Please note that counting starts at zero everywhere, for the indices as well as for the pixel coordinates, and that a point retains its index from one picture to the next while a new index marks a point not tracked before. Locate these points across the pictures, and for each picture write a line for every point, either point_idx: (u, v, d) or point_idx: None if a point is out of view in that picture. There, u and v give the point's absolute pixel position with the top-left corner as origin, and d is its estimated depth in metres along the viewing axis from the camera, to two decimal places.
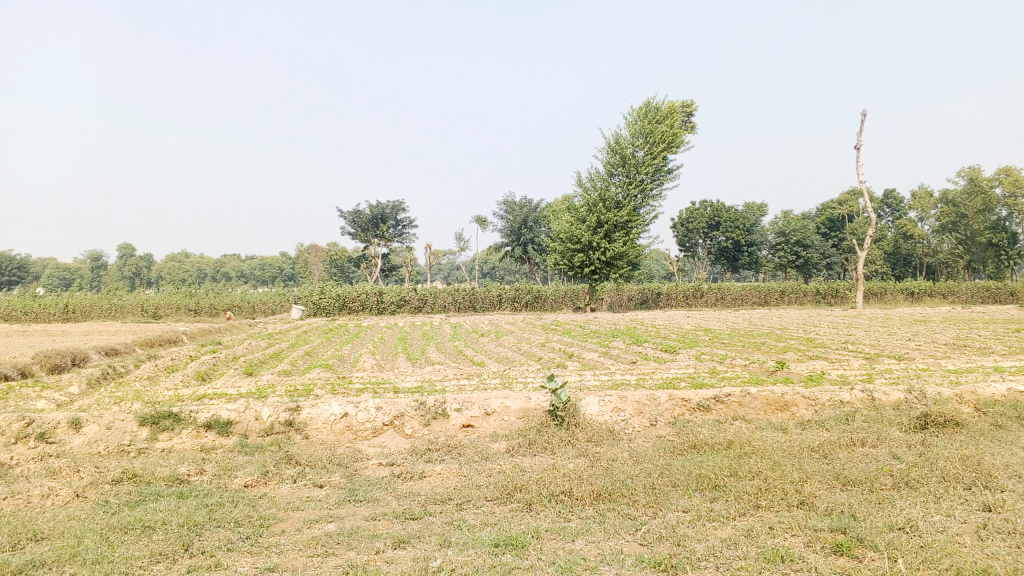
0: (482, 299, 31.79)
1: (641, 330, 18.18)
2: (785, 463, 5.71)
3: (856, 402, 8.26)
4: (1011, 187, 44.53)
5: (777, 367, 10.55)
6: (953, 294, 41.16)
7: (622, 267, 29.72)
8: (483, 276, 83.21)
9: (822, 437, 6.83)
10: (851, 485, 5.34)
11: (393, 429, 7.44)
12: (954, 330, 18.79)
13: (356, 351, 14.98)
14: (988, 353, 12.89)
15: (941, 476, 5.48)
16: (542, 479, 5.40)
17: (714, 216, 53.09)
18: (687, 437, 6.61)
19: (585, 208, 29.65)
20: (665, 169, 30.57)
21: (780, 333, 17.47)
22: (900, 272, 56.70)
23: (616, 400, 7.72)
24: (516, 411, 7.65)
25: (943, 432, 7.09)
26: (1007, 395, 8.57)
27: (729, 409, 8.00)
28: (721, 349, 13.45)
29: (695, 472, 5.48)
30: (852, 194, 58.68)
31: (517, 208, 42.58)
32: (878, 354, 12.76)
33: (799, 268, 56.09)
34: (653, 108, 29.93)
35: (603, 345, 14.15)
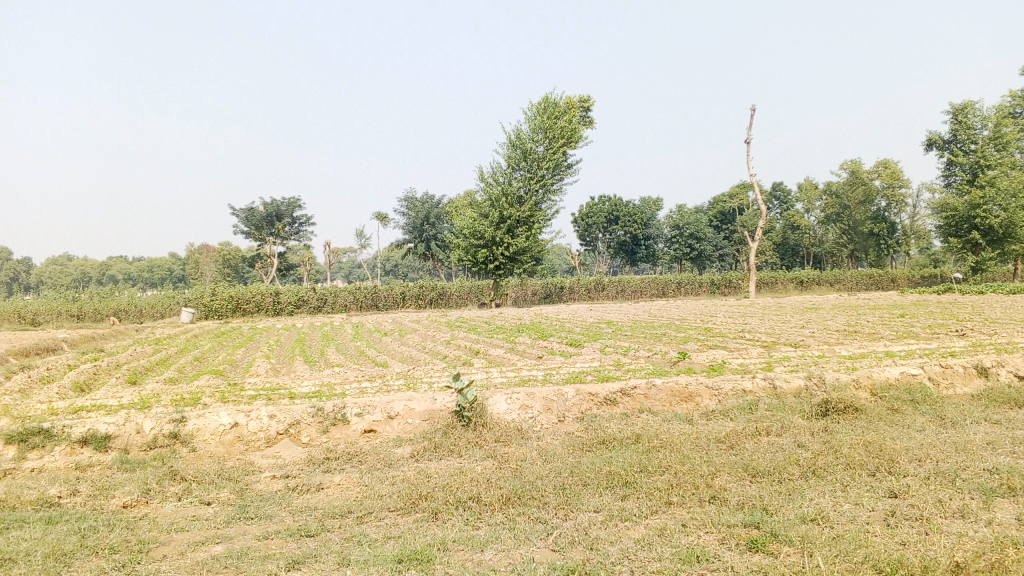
0: (384, 297, 31.22)
1: (545, 324, 18.13)
2: (694, 456, 5.62)
3: (758, 390, 8.32)
4: (889, 179, 46.89)
5: (680, 358, 10.57)
6: (840, 282, 43.15)
7: (526, 262, 29.75)
8: (385, 273, 82.16)
9: (729, 427, 6.81)
10: (760, 476, 5.27)
11: (288, 438, 7.04)
12: (844, 317, 19.53)
13: (249, 356, 14.28)
14: (878, 339, 13.37)
15: (847, 463, 5.50)
16: (448, 485, 5.12)
17: (613, 211, 53.97)
18: (596, 432, 6.45)
19: (488, 203, 29.33)
20: (565, 164, 30.77)
21: (680, 324, 17.69)
22: (789, 261, 59.09)
23: (523, 397, 7.52)
24: (421, 413, 7.35)
25: (844, 418, 7.20)
26: (900, 379, 8.82)
27: (636, 401, 7.91)
28: (625, 341, 13.49)
29: (605, 470, 5.32)
30: (742, 188, 60.70)
31: (418, 204, 42.03)
32: (776, 342, 13.03)
33: (694, 260, 57.67)
34: (552, 103, 30.04)
35: (508, 341, 13.97)
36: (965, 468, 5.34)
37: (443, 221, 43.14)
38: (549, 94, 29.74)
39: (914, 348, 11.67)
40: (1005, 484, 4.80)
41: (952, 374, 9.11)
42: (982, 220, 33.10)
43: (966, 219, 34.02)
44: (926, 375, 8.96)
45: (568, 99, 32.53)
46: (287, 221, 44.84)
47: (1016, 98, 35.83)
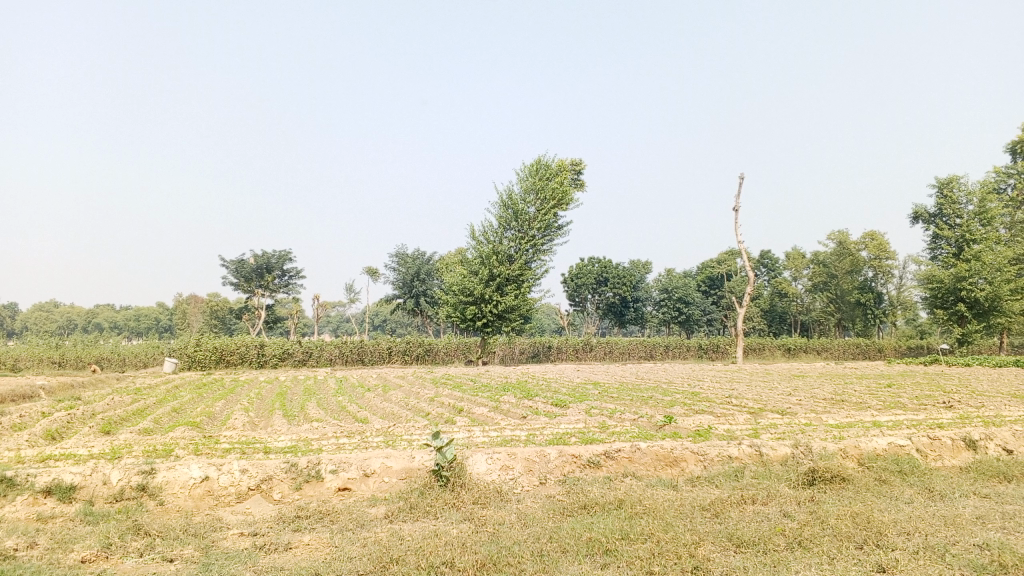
0: (370, 352, 30.94)
1: (531, 384, 17.94)
2: (677, 524, 5.45)
3: (744, 457, 8.17)
4: (876, 250, 47.41)
5: (666, 422, 10.42)
6: (827, 350, 43.23)
7: (514, 321, 29.65)
8: (373, 328, 81.92)
9: (713, 494, 6.64)
10: (744, 547, 5.10)
11: (259, 494, 6.82)
12: (831, 385, 19.42)
13: (228, 408, 14.02)
14: (865, 408, 13.25)
15: (834, 535, 5.34)
16: (422, 548, 4.93)
17: (602, 273, 54.23)
18: (577, 496, 6.27)
19: (478, 261, 29.35)
20: (556, 226, 30.99)
21: (667, 388, 17.52)
22: (776, 328, 59.24)
23: (504, 457, 7.34)
24: (398, 472, 7.16)
25: (831, 488, 7.05)
26: (888, 449, 8.69)
27: (619, 464, 7.74)
28: (611, 403, 13.33)
29: (586, 536, 5.14)
30: (730, 254, 61.21)
31: (409, 260, 42.07)
32: (762, 408, 12.88)
33: (682, 324, 57.75)
34: (544, 166, 30.44)
35: (493, 400, 13.78)
36: (955, 543, 5.19)
37: (433, 278, 43.17)
38: (542, 156, 30.16)
39: (901, 419, 11.57)
40: (996, 560, 4.65)
41: (941, 446, 8.98)
42: (968, 293, 33.35)
43: (951, 291, 34.29)
44: (914, 447, 8.83)
45: (560, 162, 32.98)
46: (277, 273, 44.77)
47: (1000, 176, 36.45)
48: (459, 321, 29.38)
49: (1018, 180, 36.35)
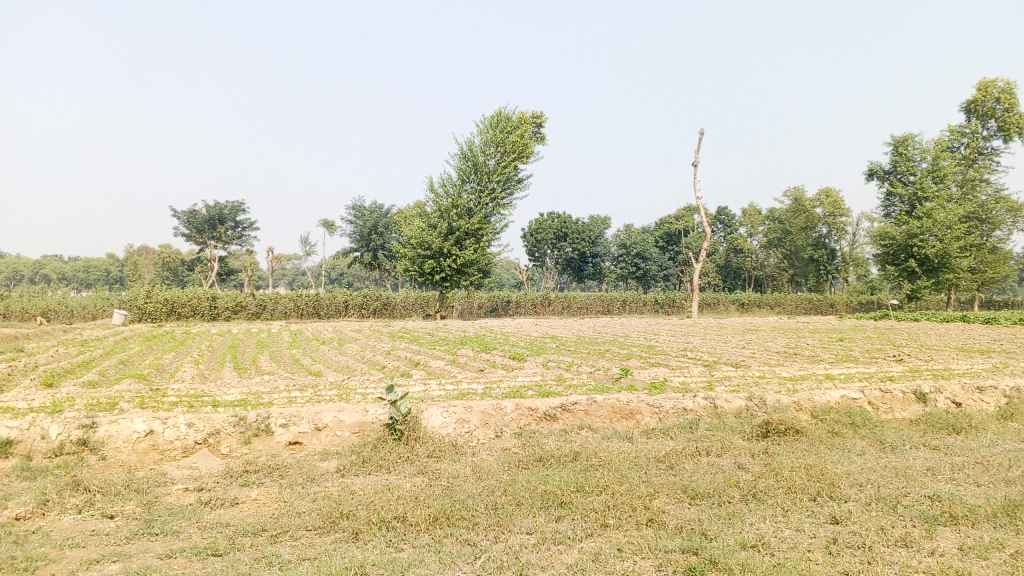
0: (326, 305, 30.55)
1: (489, 337, 17.88)
2: (631, 476, 5.39)
3: (699, 409, 8.18)
4: (830, 208, 48.02)
5: (622, 375, 10.41)
6: (779, 305, 43.95)
7: (473, 275, 29.48)
8: (329, 281, 81.07)
9: (669, 446, 6.63)
10: (699, 499, 5.08)
11: (207, 449, 6.64)
12: (783, 339, 19.72)
13: (178, 360, 13.71)
14: (818, 361, 13.44)
15: (788, 487, 5.35)
16: (374, 503, 4.81)
17: (562, 228, 54.14)
18: (533, 449, 6.18)
19: (437, 214, 28.95)
20: (516, 179, 30.73)
21: (624, 341, 17.59)
22: (731, 284, 59.99)
23: (460, 411, 7.23)
24: (351, 426, 7.01)
25: (784, 440, 7.08)
26: (841, 402, 8.78)
27: (576, 417, 7.69)
28: (568, 356, 13.31)
29: (541, 488, 5.05)
30: (687, 210, 61.60)
31: (366, 213, 41.49)
32: (717, 361, 12.98)
33: (639, 279, 58.16)
34: (505, 118, 30.01)
35: (450, 353, 13.66)
36: (906, 494, 5.23)
37: (391, 231, 42.69)
38: (503, 108, 29.73)
39: (853, 372, 11.75)
40: (946, 511, 4.68)
41: (892, 399, 9.10)
42: (918, 249, 33.98)
43: (903, 248, 34.90)
44: (866, 400, 8.94)
45: (521, 114, 32.56)
46: (229, 225, 43.84)
47: (954, 134, 36.97)
48: (417, 275, 29.06)
49: (971, 139, 36.91)
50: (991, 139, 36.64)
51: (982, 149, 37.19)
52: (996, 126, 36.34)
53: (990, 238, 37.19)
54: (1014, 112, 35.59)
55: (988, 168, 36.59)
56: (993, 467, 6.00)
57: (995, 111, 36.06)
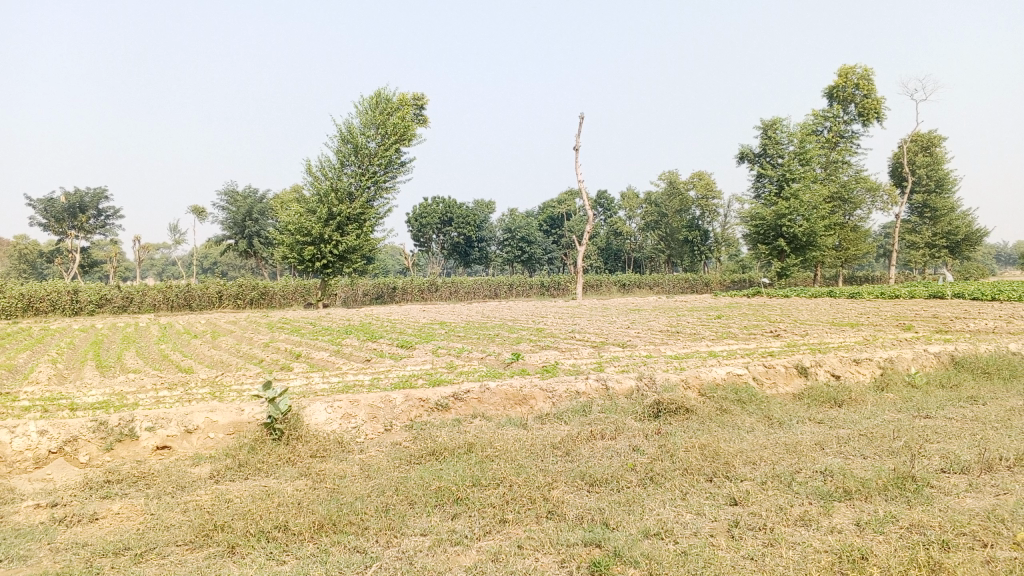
0: (198, 297, 29.03)
1: (374, 325, 17.40)
2: (528, 466, 5.18)
3: (592, 391, 8.08)
4: (703, 190, 49.69)
5: (513, 359, 10.26)
6: (658, 285, 45.25)
7: (356, 262, 28.76)
8: (202, 271, 77.72)
9: (563, 431, 6.47)
10: (597, 485, 4.92)
11: (63, 458, 6.01)
12: (666, 318, 20.19)
13: (33, 360, 12.58)
14: (701, 339, 13.74)
15: (684, 468, 5.30)
16: (252, 512, 4.41)
17: (447, 212, 53.62)
18: (425, 442, 5.89)
19: (316, 199, 27.93)
20: (398, 162, 30.20)
21: (512, 325, 17.47)
22: (612, 266, 61.17)
23: (345, 404, 6.85)
24: (226, 427, 6.55)
25: (675, 419, 7.09)
26: (727, 379, 8.91)
27: (468, 406, 7.45)
28: (457, 342, 13.06)
29: (434, 484, 4.78)
30: (569, 194, 62.53)
31: (240, 198, 39.85)
32: (605, 342, 13.04)
33: (524, 263, 58.49)
34: (385, 99, 29.40)
35: (334, 343, 13.12)
36: (798, 471, 5.29)
37: (268, 217, 41.19)
38: (382, 90, 29.11)
39: (735, 348, 12.02)
40: (839, 487, 4.76)
41: (775, 373, 9.34)
42: (787, 229, 35.56)
43: (772, 228, 36.39)
44: (751, 375, 9.13)
45: (400, 95, 31.99)
46: (92, 213, 41.24)
47: (818, 118, 38.84)
48: (296, 262, 27.98)
49: (833, 123, 38.91)
50: (852, 122, 38.79)
51: (844, 132, 39.28)
52: (856, 110, 38.46)
53: (851, 217, 39.44)
54: (872, 97, 37.76)
55: (849, 150, 38.69)
56: (876, 439, 6.19)
57: (855, 96, 38.11)
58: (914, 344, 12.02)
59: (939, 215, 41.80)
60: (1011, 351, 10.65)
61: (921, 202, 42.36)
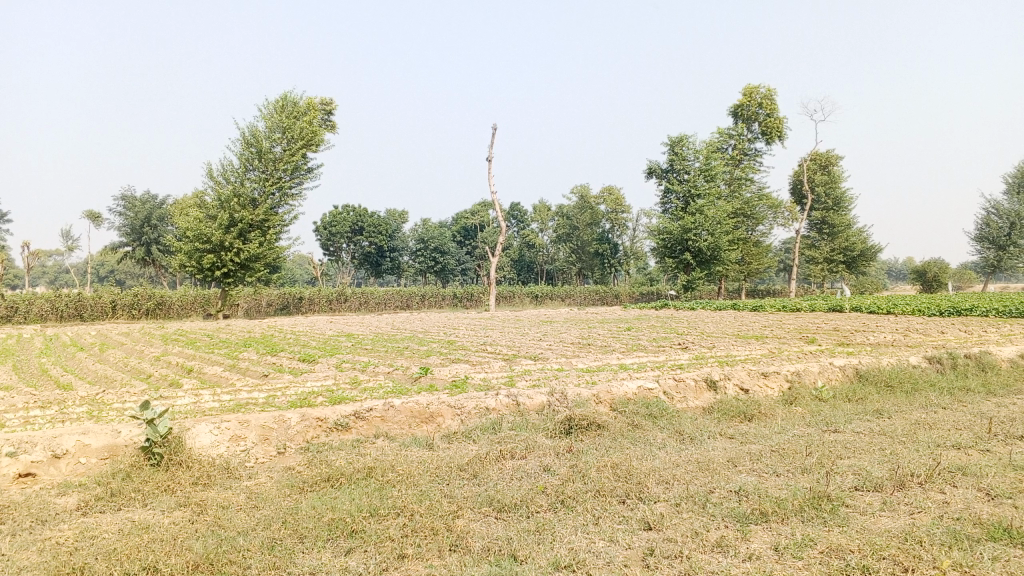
0: (90, 306, 27.42)
1: (278, 337, 16.70)
2: (431, 492, 4.82)
3: (502, 407, 7.76)
4: (613, 204, 50.45)
5: (421, 373, 9.87)
6: (569, 297, 45.52)
7: (259, 270, 27.76)
8: (97, 279, 74.16)
9: (471, 451, 6.15)
10: (505, 511, 4.60)
11: None
12: (577, 329, 20.17)
13: None
14: (612, 351, 13.69)
15: (596, 490, 5.03)
16: (119, 551, 3.89)
17: (358, 221, 52.52)
18: (320, 466, 5.46)
19: (216, 204, 26.80)
20: (304, 167, 29.47)
21: (423, 337, 17.02)
22: (525, 278, 61.43)
23: (233, 426, 6.34)
24: (99, 451, 5.95)
25: (587, 436, 6.86)
26: (637, 393, 8.74)
27: (371, 426, 7.04)
28: (364, 355, 12.54)
29: (328, 516, 4.36)
30: (482, 205, 62.66)
31: (138, 203, 38.07)
32: (516, 355, 12.79)
33: (437, 274, 58.05)
34: (291, 103, 28.68)
35: (230, 357, 12.37)
36: (712, 491, 5.11)
37: (167, 224, 39.47)
38: (289, 93, 28.36)
39: (646, 361, 11.94)
40: (756, 508, 4.60)
41: (685, 387, 9.26)
42: (693, 243, 36.23)
43: (679, 241, 37.01)
44: (661, 389, 9.00)
45: (308, 100, 31.22)
46: None
47: (723, 136, 39.90)
48: (195, 271, 26.72)
49: (737, 141, 40.03)
50: (755, 140, 40.01)
51: (748, 149, 40.48)
52: (759, 129, 39.69)
53: (754, 231, 40.68)
54: (774, 116, 39.04)
55: (753, 167, 39.88)
56: (788, 456, 6.09)
57: (759, 114, 39.31)
58: (819, 357, 12.20)
59: (837, 231, 43.48)
60: (910, 364, 10.90)
61: (820, 218, 44.02)
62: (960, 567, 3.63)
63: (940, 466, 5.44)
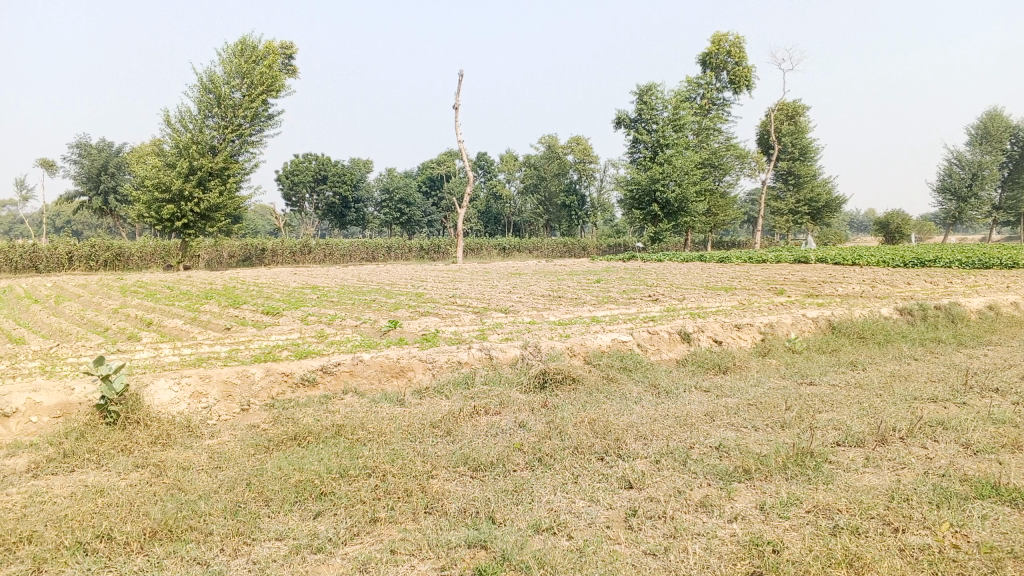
0: (46, 257, 26.56)
1: (240, 289, 16.29)
2: (403, 451, 4.62)
3: (474, 361, 7.56)
4: (581, 155, 50.06)
5: (390, 327, 9.62)
6: (537, 249, 45.33)
7: (220, 221, 27.10)
8: (53, 230, 72.31)
9: (443, 407, 5.95)
10: (480, 471, 4.42)
11: None
12: (546, 282, 20.02)
13: None
14: (583, 303, 13.56)
15: (574, 447, 4.87)
16: (69, 518, 3.64)
17: (320, 170, 51.50)
18: (286, 424, 5.23)
19: (174, 152, 25.96)
20: (264, 113, 28.70)
21: (390, 289, 16.72)
22: (492, 229, 61.03)
23: (194, 381, 6.07)
24: (52, 409, 5.65)
25: (562, 390, 6.72)
26: (611, 346, 8.60)
27: (339, 381, 6.81)
28: (330, 308, 12.23)
29: (295, 478, 4.14)
30: (449, 155, 61.92)
31: (93, 151, 36.77)
32: (487, 308, 12.58)
33: (403, 225, 57.42)
34: (250, 46, 27.75)
35: (190, 310, 11.97)
36: (693, 446, 4.98)
37: (125, 172, 38.41)
38: (248, 36, 27.41)
39: (617, 314, 11.80)
40: (738, 465, 4.47)
41: (659, 339, 9.14)
42: (661, 194, 36.10)
43: (647, 192, 36.83)
44: (636, 342, 8.87)
45: (268, 43, 30.23)
46: None
47: (692, 85, 39.56)
48: (153, 222, 25.95)
49: (706, 91, 39.71)
50: (723, 90, 39.74)
51: (715, 99, 40.24)
52: (727, 78, 39.42)
53: (720, 182, 40.76)
54: (742, 65, 38.78)
55: (721, 117, 39.69)
56: (767, 410, 5.99)
57: (727, 64, 38.97)
58: (790, 308, 12.16)
59: (802, 182, 43.65)
60: (882, 316, 10.90)
61: (786, 169, 44.01)
62: (952, 526, 3.52)
63: (921, 420, 5.37)
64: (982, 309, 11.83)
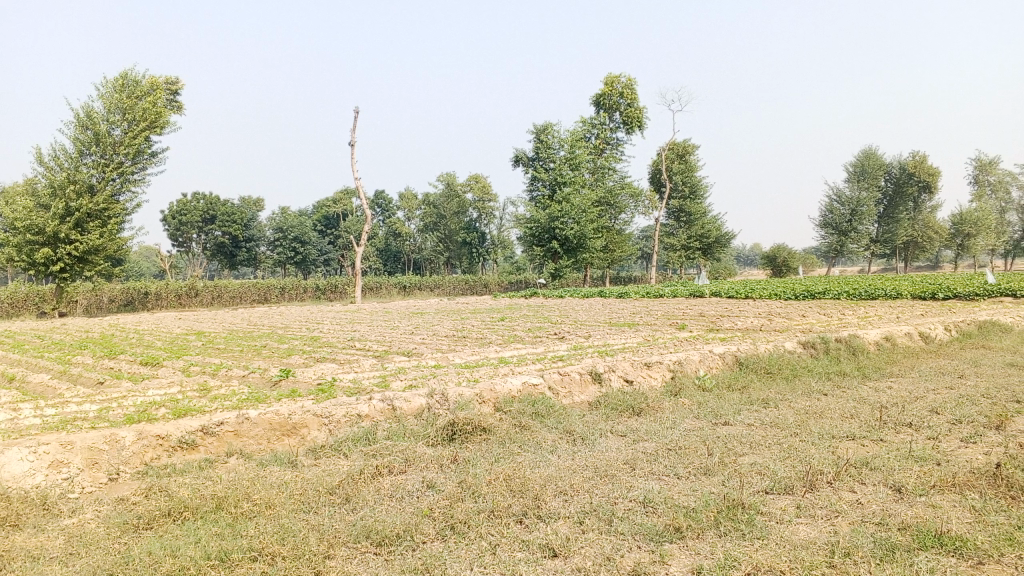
0: None
1: (118, 338, 15.08)
2: (295, 526, 4.06)
3: (376, 414, 7.00)
4: (480, 193, 50.15)
5: (282, 377, 8.92)
6: (438, 287, 44.77)
7: (98, 264, 25.46)
8: None
9: (341, 467, 5.40)
10: (385, 545, 3.92)
11: None
12: (448, 321, 19.55)
13: None
14: (488, 344, 13.16)
15: (489, 509, 4.42)
16: None
17: (209, 209, 49.61)
18: (160, 497, 4.57)
19: (47, 193, 24.33)
20: (147, 151, 27.31)
21: (283, 334, 15.86)
22: (391, 268, 60.15)
23: (53, 449, 5.30)
24: None
25: (471, 442, 6.26)
26: (522, 390, 8.21)
27: (222, 442, 6.16)
28: (214, 357, 11.35)
29: (166, 567, 3.52)
30: (345, 193, 60.95)
31: None
32: (387, 351, 11.99)
33: (298, 265, 55.86)
34: (132, 81, 26.51)
35: (57, 363, 10.86)
36: (615, 501, 4.62)
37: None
38: (129, 71, 26.18)
39: (524, 354, 11.44)
40: (669, 522, 4.12)
41: (570, 381, 8.79)
42: (560, 231, 36.24)
43: (546, 230, 36.90)
44: (546, 385, 8.50)
45: (151, 78, 28.97)
46: None
47: (586, 126, 40.21)
48: (24, 266, 24.10)
49: (600, 130, 40.49)
50: (617, 130, 40.56)
51: (610, 139, 41.07)
52: (620, 119, 40.27)
53: (617, 220, 41.37)
54: (635, 106, 39.76)
55: (615, 156, 40.41)
56: (688, 455, 5.71)
57: (620, 104, 39.85)
58: (695, 344, 12.08)
59: (694, 219, 44.83)
60: (786, 350, 10.95)
61: (678, 206, 45.15)
62: None
63: (847, 462, 5.17)
64: (879, 340, 12.08)
